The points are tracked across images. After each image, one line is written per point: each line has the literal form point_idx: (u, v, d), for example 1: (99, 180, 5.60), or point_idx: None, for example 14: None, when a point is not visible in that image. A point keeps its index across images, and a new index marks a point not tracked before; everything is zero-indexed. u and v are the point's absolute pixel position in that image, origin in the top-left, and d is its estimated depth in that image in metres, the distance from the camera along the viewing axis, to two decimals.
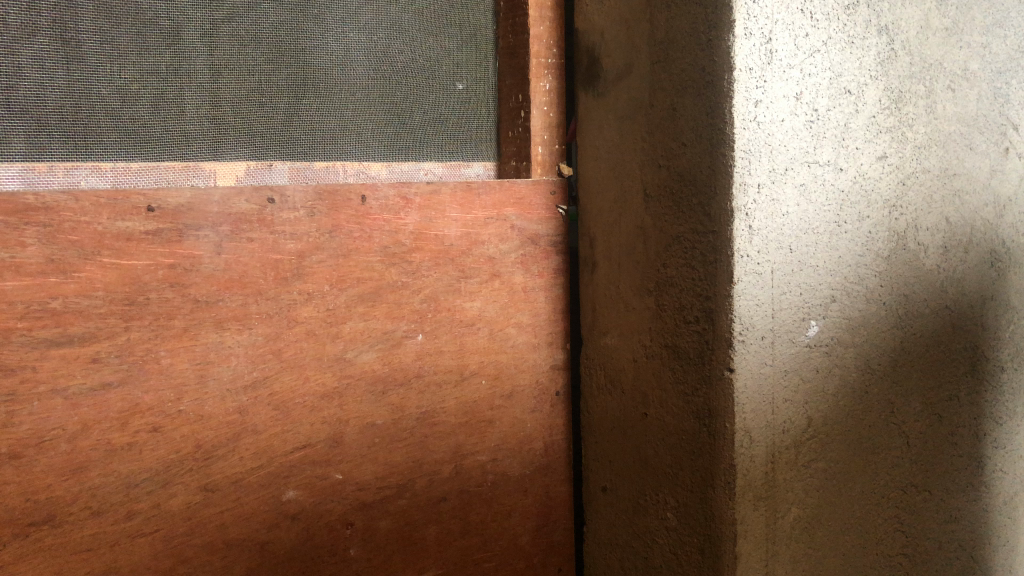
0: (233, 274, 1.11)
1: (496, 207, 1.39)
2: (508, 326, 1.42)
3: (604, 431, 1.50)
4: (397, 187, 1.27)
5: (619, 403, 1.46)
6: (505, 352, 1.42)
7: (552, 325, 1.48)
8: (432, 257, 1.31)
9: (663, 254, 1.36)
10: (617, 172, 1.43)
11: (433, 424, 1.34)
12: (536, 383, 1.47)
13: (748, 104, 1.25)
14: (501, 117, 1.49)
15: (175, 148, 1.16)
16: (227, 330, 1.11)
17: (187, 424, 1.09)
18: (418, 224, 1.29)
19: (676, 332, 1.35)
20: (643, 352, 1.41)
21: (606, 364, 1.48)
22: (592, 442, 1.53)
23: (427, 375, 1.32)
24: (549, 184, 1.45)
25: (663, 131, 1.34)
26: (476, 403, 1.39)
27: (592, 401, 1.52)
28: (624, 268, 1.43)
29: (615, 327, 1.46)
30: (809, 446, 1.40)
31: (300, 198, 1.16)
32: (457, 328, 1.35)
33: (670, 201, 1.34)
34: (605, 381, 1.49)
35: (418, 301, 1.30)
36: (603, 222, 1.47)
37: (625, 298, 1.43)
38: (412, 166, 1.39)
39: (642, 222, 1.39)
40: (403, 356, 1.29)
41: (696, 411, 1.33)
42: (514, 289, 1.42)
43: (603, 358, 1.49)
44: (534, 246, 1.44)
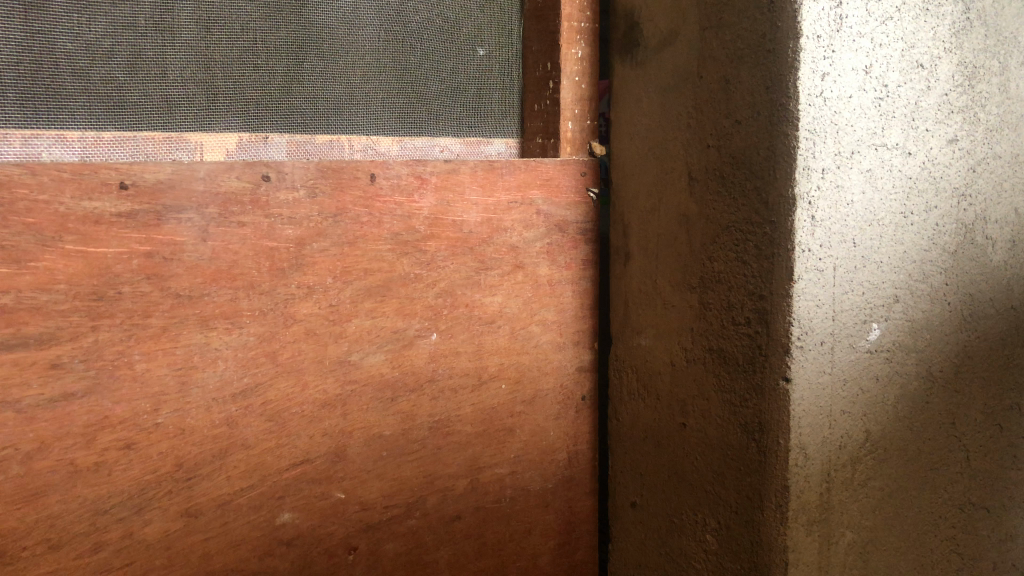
0: (221, 264, 0.96)
1: (521, 190, 1.23)
2: (532, 323, 1.27)
3: (634, 442, 1.35)
4: (411, 165, 1.11)
5: (653, 411, 1.31)
6: (527, 353, 1.27)
7: (579, 323, 1.33)
8: (449, 246, 1.16)
9: (711, 246, 1.21)
10: (657, 152, 1.28)
11: (448, 435, 1.18)
12: (560, 388, 1.32)
13: (814, 76, 1.09)
14: (525, 89, 1.33)
15: (155, 117, 1.00)
16: (215, 329, 0.96)
17: (167, 440, 0.93)
18: (435, 207, 1.14)
19: (724, 334, 1.20)
20: (682, 356, 1.26)
21: (638, 367, 1.33)
22: (620, 452, 1.38)
23: (441, 379, 1.17)
24: (578, 165, 1.30)
25: (712, 107, 1.19)
26: (495, 410, 1.24)
27: (621, 407, 1.37)
28: (662, 261, 1.28)
29: (650, 327, 1.30)
30: (866, 463, 1.25)
31: (300, 176, 1.00)
32: (475, 326, 1.20)
33: (721, 186, 1.18)
34: (637, 385, 1.33)
35: (433, 295, 1.14)
36: (638, 208, 1.31)
37: (663, 294, 1.28)
38: (426, 142, 1.23)
39: (684, 209, 1.24)
40: (415, 358, 1.13)
41: (745, 424, 1.18)
42: (538, 282, 1.27)
43: (635, 360, 1.33)
44: (561, 234, 1.29)
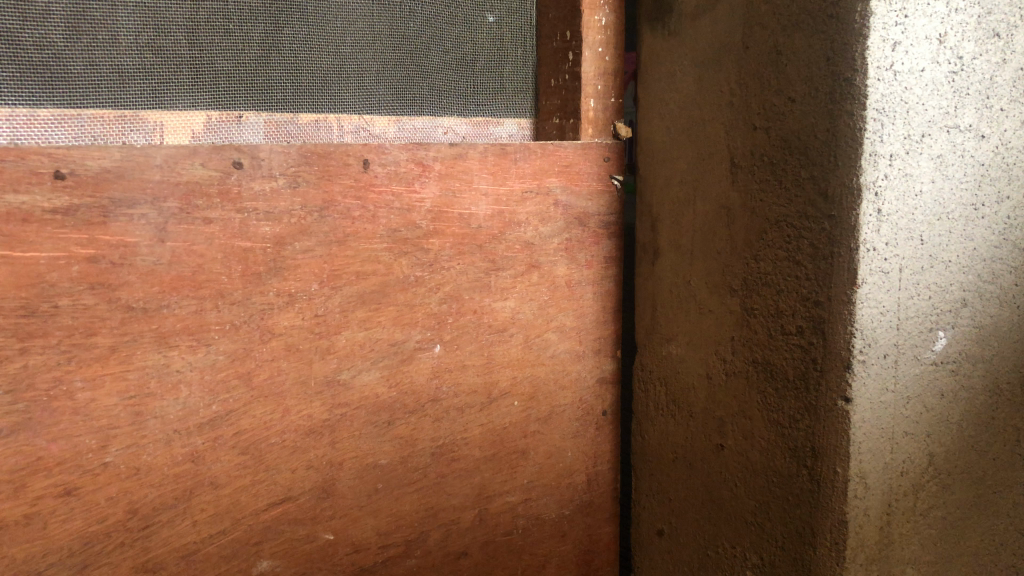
0: (183, 270, 0.79)
1: (538, 177, 1.07)
2: (548, 331, 1.11)
3: (662, 464, 1.20)
4: (411, 149, 0.94)
5: (685, 429, 1.16)
6: (543, 365, 1.11)
7: (600, 328, 1.17)
8: (454, 243, 1.00)
9: (756, 243, 1.05)
10: (692, 135, 1.11)
11: (453, 461, 1.03)
12: (579, 402, 1.16)
13: (885, 46, 0.93)
14: (540, 61, 1.16)
15: (105, 92, 0.83)
16: (176, 347, 0.80)
17: (117, 482, 0.77)
18: (438, 199, 0.97)
19: (771, 345, 1.04)
20: (721, 367, 1.11)
21: (667, 379, 1.18)
22: (646, 474, 1.22)
23: (446, 398, 1.01)
24: (601, 149, 1.13)
25: (760, 83, 1.03)
26: (507, 431, 1.08)
27: (648, 424, 1.21)
28: (697, 259, 1.12)
29: (683, 335, 1.15)
30: (928, 491, 1.10)
31: (278, 163, 0.84)
32: (485, 336, 1.04)
33: (770, 174, 1.02)
34: (667, 400, 1.18)
35: (436, 301, 0.98)
36: (669, 199, 1.15)
37: (698, 298, 1.12)
38: (428, 123, 1.06)
39: (725, 200, 1.08)
40: (415, 375, 0.97)
41: (795, 448, 1.03)
42: (556, 284, 1.11)
43: (665, 372, 1.18)
44: (582, 228, 1.13)
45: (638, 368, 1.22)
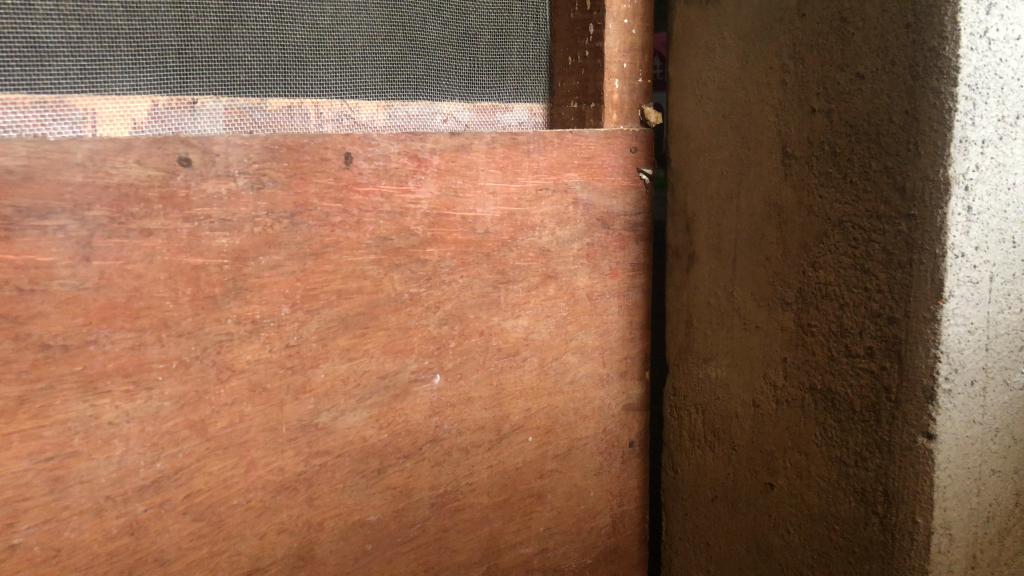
0: (115, 296, 0.63)
1: (554, 172, 0.90)
2: (567, 352, 0.94)
3: (699, 502, 1.03)
4: (404, 139, 0.77)
5: (726, 463, 1.00)
6: (562, 393, 0.94)
7: (626, 347, 1.01)
8: (457, 252, 0.83)
9: (814, 247, 0.88)
10: (735, 120, 0.95)
11: (456, 511, 0.87)
12: (603, 434, 1.00)
13: (978, 8, 0.76)
14: (555, 36, 0.99)
15: (18, 71, 0.65)
16: (107, 393, 0.63)
17: (31, 568, 0.61)
18: (436, 200, 0.81)
19: (832, 369, 0.88)
20: (771, 394, 0.94)
21: (704, 405, 1.01)
22: (680, 513, 1.06)
23: (447, 438, 0.85)
24: (627, 138, 0.97)
25: (820, 57, 0.86)
26: (520, 472, 0.92)
27: (682, 455, 1.05)
28: (741, 267, 0.95)
29: (724, 354, 0.98)
30: (1014, 536, 0.93)
31: (237, 159, 0.67)
32: (493, 361, 0.87)
33: (833, 166, 0.85)
34: (705, 429, 1.02)
35: (435, 323, 0.82)
36: (707, 196, 0.99)
37: (743, 311, 0.96)
38: (425, 109, 0.89)
39: (776, 197, 0.91)
40: (410, 413, 0.81)
41: (863, 492, 0.86)
42: (575, 297, 0.94)
43: (703, 397, 1.01)
44: (605, 231, 0.96)
45: (670, 391, 1.06)
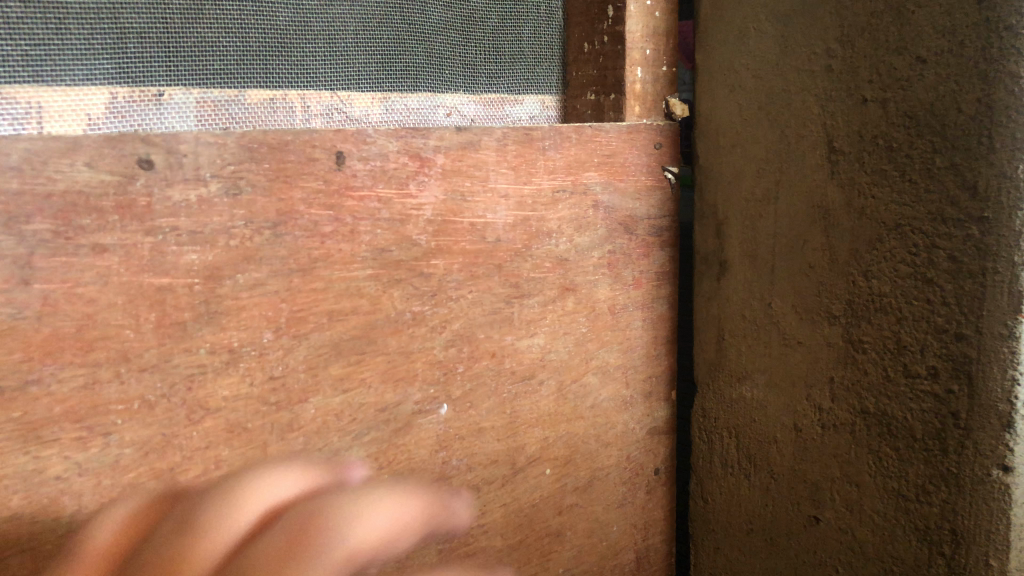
0: (63, 326, 0.52)
1: (573, 172, 0.80)
2: (587, 373, 0.84)
3: (733, 534, 0.94)
4: (403, 136, 0.67)
5: (764, 490, 0.90)
6: (582, 418, 0.84)
7: (651, 365, 0.90)
8: (464, 264, 0.73)
9: (865, 253, 0.76)
10: (771, 112, 0.83)
11: (467, 557, 0.77)
12: (627, 462, 0.90)
13: None
14: (569, 21, 0.90)
15: None
16: (53, 443, 0.53)
17: None
18: (441, 204, 0.71)
19: (888, 391, 0.77)
20: (815, 416, 0.84)
21: (739, 426, 0.91)
22: (711, 545, 0.96)
23: (456, 475, 0.74)
24: (651, 133, 0.87)
25: (872, 37, 0.74)
26: (537, 509, 0.82)
27: (713, 482, 0.95)
28: (780, 276, 0.85)
29: (761, 372, 0.88)
30: None
31: (208, 160, 0.57)
32: (507, 386, 0.77)
33: (888, 161, 0.73)
34: (739, 453, 0.92)
35: (441, 345, 0.72)
36: (740, 197, 0.88)
37: (783, 325, 0.85)
38: (426, 102, 0.79)
39: (820, 198, 0.80)
40: (413, 449, 0.71)
41: (924, 529, 0.76)
42: (596, 311, 0.84)
43: (737, 419, 0.91)
44: (628, 236, 0.86)
45: (699, 412, 0.95)
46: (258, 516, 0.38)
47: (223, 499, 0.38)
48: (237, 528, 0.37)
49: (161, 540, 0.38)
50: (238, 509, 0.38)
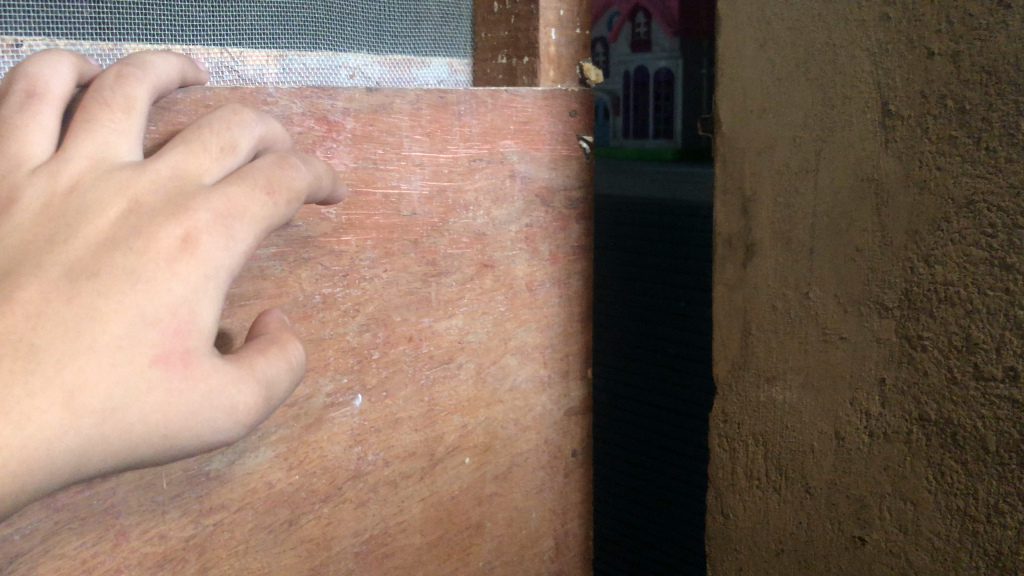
0: None
1: (489, 139, 0.74)
2: (506, 355, 0.79)
3: (759, 556, 0.85)
4: (309, 96, 0.60)
5: (800, 506, 0.81)
6: (501, 402, 0.79)
7: (570, 343, 0.86)
8: (378, 240, 0.66)
9: (926, 234, 0.68)
10: (819, 71, 0.74)
11: (385, 558, 0.71)
12: (545, 445, 0.85)
13: None
14: None
15: None
16: None
17: None
18: (351, 173, 0.64)
19: (952, 397, 0.69)
20: (863, 422, 0.75)
21: (771, 432, 0.82)
22: (734, 568, 0.87)
23: (371, 471, 0.68)
24: (566, 99, 0.81)
25: None
26: (456, 501, 0.76)
27: (735, 497, 0.86)
28: (821, 261, 0.75)
29: (796, 372, 0.79)
30: None
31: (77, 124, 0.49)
32: (424, 372, 0.72)
33: (958, 127, 0.65)
34: (772, 467, 0.82)
35: (354, 331, 0.65)
36: (771, 172, 0.79)
37: (822, 319, 0.76)
38: (327, 61, 0.71)
39: (870, 170, 0.71)
40: (326, 446, 0.64)
41: (998, 551, 0.68)
42: (514, 288, 0.79)
43: (764, 424, 0.83)
44: (544, 209, 0.81)
45: (720, 417, 0.87)
46: (148, 98, 0.49)
47: (127, 82, 0.48)
48: (133, 117, 0.48)
49: (71, 122, 0.47)
50: (132, 98, 0.48)
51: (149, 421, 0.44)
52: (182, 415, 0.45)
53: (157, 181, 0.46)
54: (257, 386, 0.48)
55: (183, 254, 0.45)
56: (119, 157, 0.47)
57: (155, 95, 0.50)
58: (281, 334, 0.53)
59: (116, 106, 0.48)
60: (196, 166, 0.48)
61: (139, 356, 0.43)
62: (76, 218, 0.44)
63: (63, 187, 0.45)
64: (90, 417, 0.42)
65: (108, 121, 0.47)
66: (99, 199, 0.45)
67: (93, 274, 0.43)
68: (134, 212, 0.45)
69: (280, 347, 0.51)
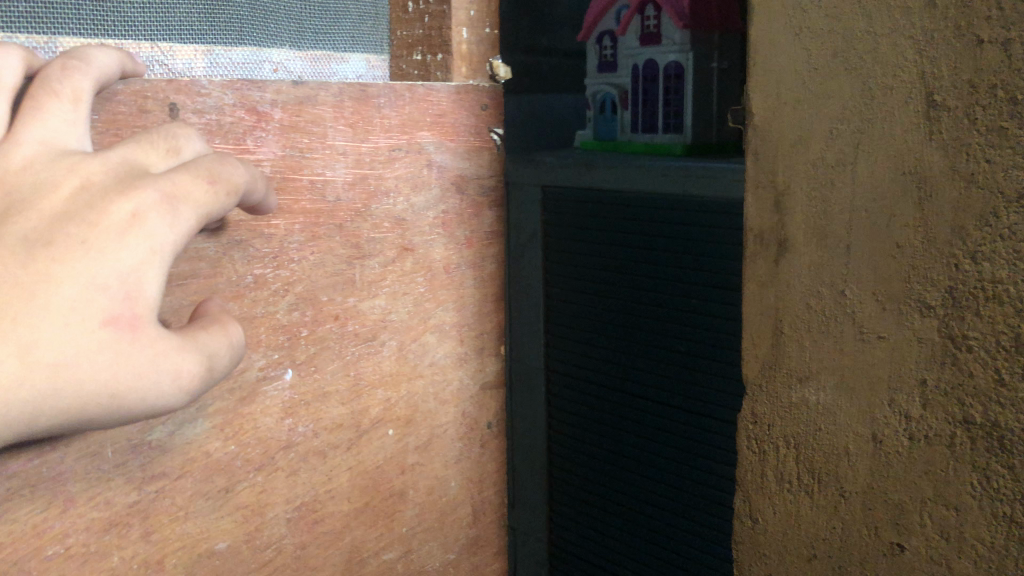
0: None
1: (407, 130, 0.80)
2: (425, 333, 0.85)
3: (779, 574, 0.79)
4: (239, 88, 0.64)
5: (834, 531, 0.74)
6: (421, 377, 0.85)
7: (485, 322, 0.92)
8: (305, 224, 0.71)
9: (975, 224, 0.63)
10: (875, 26, 0.68)
11: (315, 524, 0.75)
12: (463, 418, 0.91)
13: None
14: None
15: None
16: None
17: None
18: (280, 161, 0.68)
19: (997, 401, 0.64)
20: (895, 429, 0.70)
21: (794, 440, 0.77)
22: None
23: (302, 442, 0.73)
24: (478, 94, 0.87)
25: None
26: (381, 470, 0.81)
27: (765, 499, 0.80)
28: (861, 250, 0.69)
29: (829, 372, 0.73)
30: None
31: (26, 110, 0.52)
32: (350, 349, 0.76)
33: (1011, 100, 0.61)
34: (799, 486, 0.77)
35: (284, 309, 0.70)
36: (806, 164, 0.73)
37: (858, 316, 0.71)
38: (252, 56, 0.75)
39: (914, 162, 0.66)
40: (260, 418, 0.69)
41: None
42: (432, 270, 0.85)
43: (794, 427, 0.77)
44: (460, 196, 0.86)
45: (751, 418, 0.80)
46: (92, 88, 0.53)
47: (74, 72, 0.52)
48: (81, 107, 0.52)
49: (21, 109, 0.51)
50: (81, 90, 0.52)
51: (101, 378, 0.47)
52: (132, 375, 0.48)
53: (109, 165, 0.50)
54: (199, 355, 0.52)
55: (132, 227, 0.49)
56: (70, 146, 0.51)
57: (98, 82, 0.54)
58: (222, 318, 0.57)
59: (65, 97, 0.51)
60: (146, 157, 0.53)
61: (91, 317, 0.47)
62: (33, 194, 0.48)
63: (18, 167, 0.49)
64: (44, 371, 0.45)
65: (59, 111, 0.51)
66: (54, 178, 0.49)
67: (48, 243, 0.47)
68: (86, 189, 0.49)
69: (221, 326, 0.56)
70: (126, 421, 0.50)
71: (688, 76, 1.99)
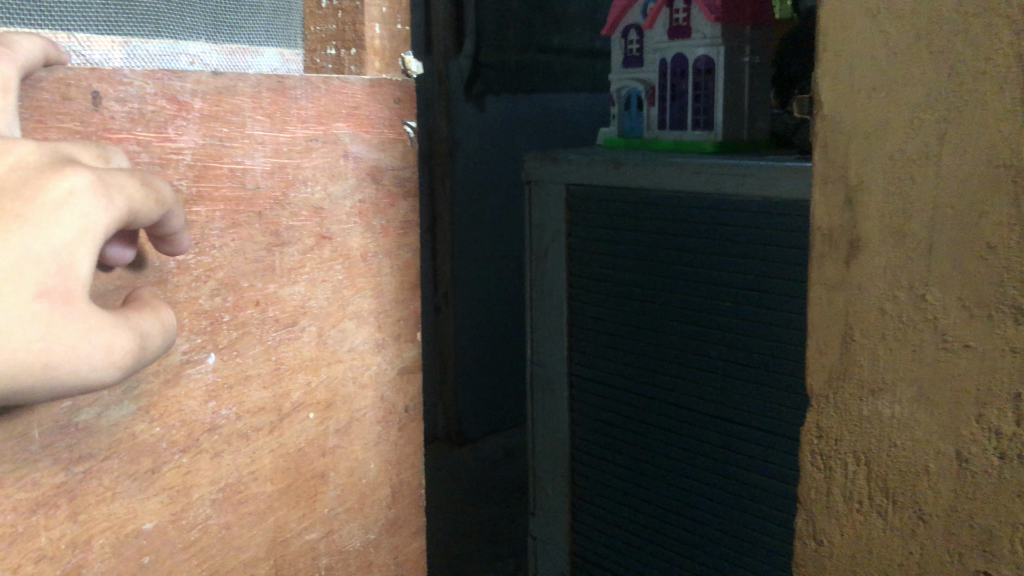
0: None
1: (323, 122, 0.82)
2: (343, 320, 0.87)
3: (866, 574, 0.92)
4: (159, 78, 0.66)
5: (943, 519, 0.85)
6: (340, 362, 0.87)
7: (401, 309, 0.95)
8: (226, 211, 0.73)
9: None
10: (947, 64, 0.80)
11: (239, 505, 0.77)
12: (381, 402, 0.94)
13: None
14: None
15: None
16: None
17: None
18: (200, 150, 0.70)
19: None
20: (986, 430, 0.81)
21: (879, 446, 0.89)
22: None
23: (226, 425, 0.75)
24: (392, 88, 0.90)
25: None
26: (303, 452, 0.84)
27: (834, 522, 0.93)
28: (941, 265, 0.82)
29: (908, 384, 0.86)
30: None
31: None
32: (270, 333, 0.78)
33: None
34: (880, 480, 0.89)
35: (206, 294, 0.72)
36: (882, 178, 0.85)
37: (942, 324, 0.83)
38: (168, 49, 0.77)
39: (1005, 158, 0.77)
40: (184, 400, 0.70)
41: None
42: (350, 258, 0.87)
43: (868, 442, 0.90)
44: (375, 186, 0.89)
45: (815, 432, 0.94)
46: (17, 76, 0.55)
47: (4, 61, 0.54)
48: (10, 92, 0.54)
49: None
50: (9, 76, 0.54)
51: (34, 346, 0.48)
52: (64, 346, 0.50)
53: (41, 150, 0.53)
54: (131, 333, 0.54)
55: (67, 204, 0.51)
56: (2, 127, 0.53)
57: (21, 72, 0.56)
58: (154, 303, 0.60)
59: None
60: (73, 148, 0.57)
61: (26, 287, 0.48)
62: None
63: None
64: None
65: None
66: None
67: None
68: (20, 169, 0.51)
69: (153, 310, 0.59)
70: (53, 395, 0.51)
71: (721, 75, 2.00)
